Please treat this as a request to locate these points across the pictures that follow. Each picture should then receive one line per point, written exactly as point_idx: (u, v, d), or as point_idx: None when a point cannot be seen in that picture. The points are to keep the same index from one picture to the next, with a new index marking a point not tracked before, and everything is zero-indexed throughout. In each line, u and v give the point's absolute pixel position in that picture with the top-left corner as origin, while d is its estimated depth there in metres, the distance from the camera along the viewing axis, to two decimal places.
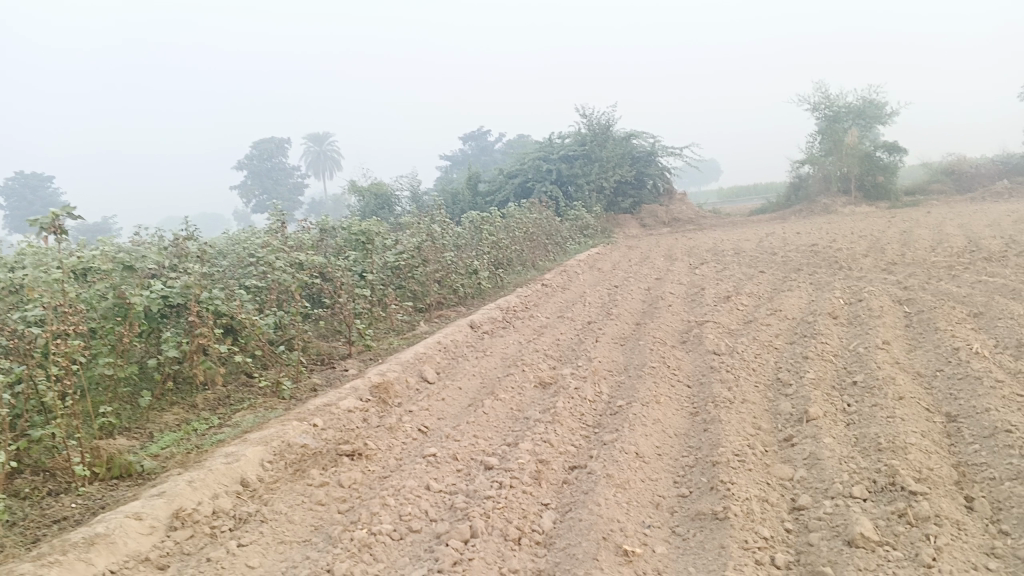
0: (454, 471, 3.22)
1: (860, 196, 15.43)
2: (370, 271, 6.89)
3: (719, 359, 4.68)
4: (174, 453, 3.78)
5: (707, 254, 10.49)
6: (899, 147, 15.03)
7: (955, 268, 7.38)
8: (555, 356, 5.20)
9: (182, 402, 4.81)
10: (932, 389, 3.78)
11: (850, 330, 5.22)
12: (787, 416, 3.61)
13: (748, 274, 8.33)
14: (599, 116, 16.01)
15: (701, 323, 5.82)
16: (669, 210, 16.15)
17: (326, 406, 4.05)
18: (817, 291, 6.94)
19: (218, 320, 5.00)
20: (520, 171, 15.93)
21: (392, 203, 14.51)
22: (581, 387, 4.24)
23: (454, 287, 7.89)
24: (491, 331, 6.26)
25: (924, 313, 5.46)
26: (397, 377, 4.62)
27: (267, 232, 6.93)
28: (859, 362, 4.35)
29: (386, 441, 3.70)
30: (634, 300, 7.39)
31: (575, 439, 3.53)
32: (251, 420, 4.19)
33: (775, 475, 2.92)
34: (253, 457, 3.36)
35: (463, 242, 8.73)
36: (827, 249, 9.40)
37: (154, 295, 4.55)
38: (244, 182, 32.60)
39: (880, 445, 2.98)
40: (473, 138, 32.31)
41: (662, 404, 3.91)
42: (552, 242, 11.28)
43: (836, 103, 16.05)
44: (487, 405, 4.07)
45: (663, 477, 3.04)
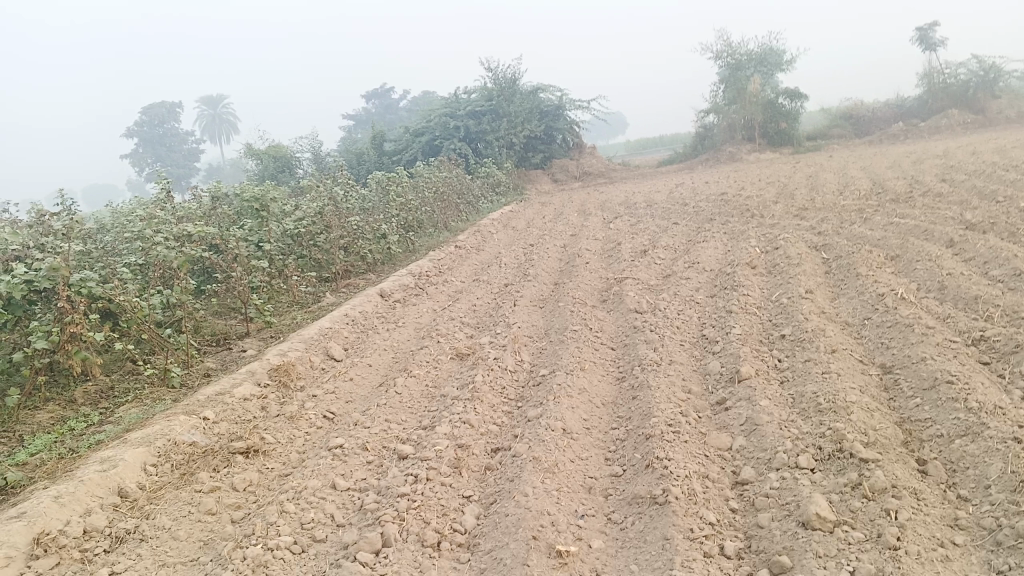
0: (363, 464, 2.90)
1: (764, 143, 15.54)
2: (268, 241, 6.44)
3: (642, 318, 4.47)
4: (44, 461, 3.31)
5: (621, 207, 10.31)
6: (800, 93, 15.14)
7: (865, 210, 7.38)
8: (471, 324, 4.90)
9: (58, 398, 4.27)
10: (862, 340, 3.64)
11: (771, 280, 5.09)
12: (718, 376, 3.41)
13: (662, 227, 8.18)
14: (505, 70, 15.60)
15: (620, 280, 5.59)
16: (580, 164, 15.95)
17: (218, 396, 3.66)
18: (733, 241, 6.82)
19: (94, 304, 4.48)
20: (427, 129, 15.42)
21: (293, 165, 13.83)
22: (501, 357, 3.95)
23: (362, 254, 7.46)
24: (403, 299, 5.90)
25: (843, 258, 5.36)
26: (299, 358, 4.25)
27: (152, 203, 6.34)
28: (785, 313, 4.18)
29: (287, 434, 3.35)
30: (549, 258, 7.12)
31: (496, 417, 3.24)
32: (135, 416, 3.74)
33: (712, 446, 2.71)
34: (133, 462, 2.96)
35: (370, 206, 8.29)
36: (737, 197, 9.35)
37: (15, 281, 3.98)
38: (135, 151, 30.85)
39: (820, 406, 2.80)
40: (376, 96, 31.41)
41: (587, 370, 3.66)
42: (463, 201, 10.93)
43: (738, 50, 16.01)
44: (399, 383, 3.74)
45: (593, 455, 2.79)
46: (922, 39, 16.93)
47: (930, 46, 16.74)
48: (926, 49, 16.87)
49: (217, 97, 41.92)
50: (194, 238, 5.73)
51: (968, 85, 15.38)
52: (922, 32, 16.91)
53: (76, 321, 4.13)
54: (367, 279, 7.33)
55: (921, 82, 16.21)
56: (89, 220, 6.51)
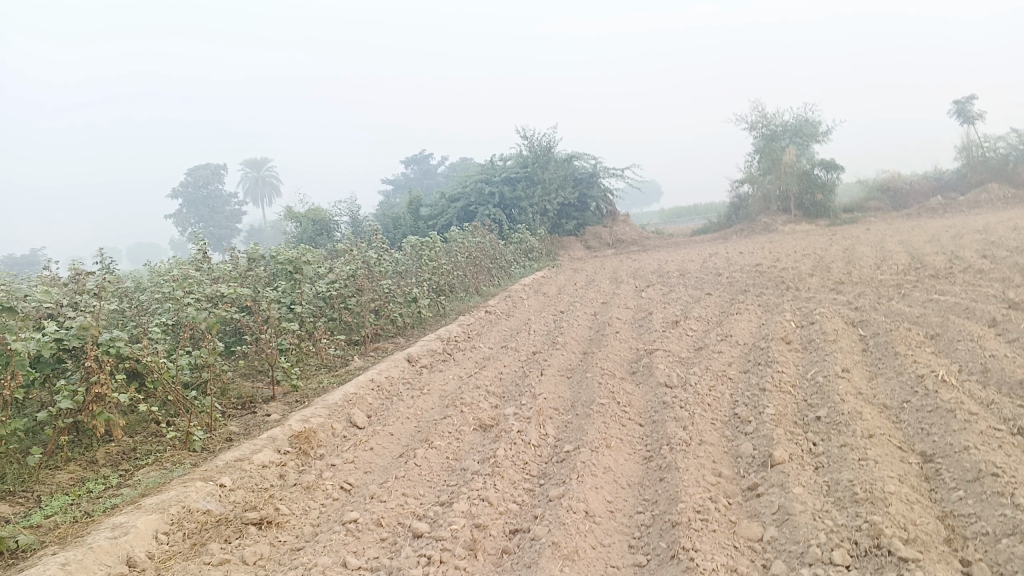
0: (376, 542, 2.82)
1: (800, 214, 15.45)
2: (299, 303, 6.46)
3: (672, 393, 4.35)
4: (58, 524, 3.26)
5: (654, 276, 10.23)
6: (837, 165, 15.08)
7: (903, 286, 7.23)
8: (497, 393, 4.82)
9: (79, 458, 4.23)
10: (901, 424, 3.49)
11: (806, 356, 4.96)
12: (749, 460, 3.28)
13: (695, 297, 8.08)
14: (541, 138, 15.79)
15: (650, 352, 5.49)
16: (613, 231, 15.95)
17: (237, 462, 3.61)
18: (767, 314, 6.70)
19: (120, 364, 4.48)
20: (462, 195, 15.59)
21: (331, 228, 14.04)
22: (525, 431, 3.85)
23: (392, 317, 7.46)
24: (430, 364, 5.84)
25: (881, 335, 5.21)
26: (321, 425, 4.19)
27: (188, 264, 6.41)
28: (820, 393, 4.05)
29: (303, 505, 3.28)
30: (579, 327, 7.04)
31: (517, 495, 3.14)
32: (152, 480, 3.70)
33: (741, 536, 2.59)
34: (145, 530, 2.90)
35: (403, 269, 8.32)
36: (772, 269, 9.24)
37: (44, 339, 3.98)
38: (179, 211, 31.62)
39: (856, 496, 2.67)
40: (414, 162, 31.98)
41: (612, 448, 3.54)
42: (496, 266, 10.93)
43: (773, 122, 16.07)
44: (419, 455, 3.66)
45: (616, 542, 2.67)
46: (960, 113, 16.86)
47: (968, 120, 16.66)
48: (964, 122, 16.79)
49: (261, 161, 42.95)
50: (227, 299, 5.75)
51: (1008, 160, 15.23)
52: (960, 106, 16.86)
53: (102, 381, 4.12)
54: (396, 343, 7.30)
55: (959, 156, 16.08)
56: (125, 278, 6.58)
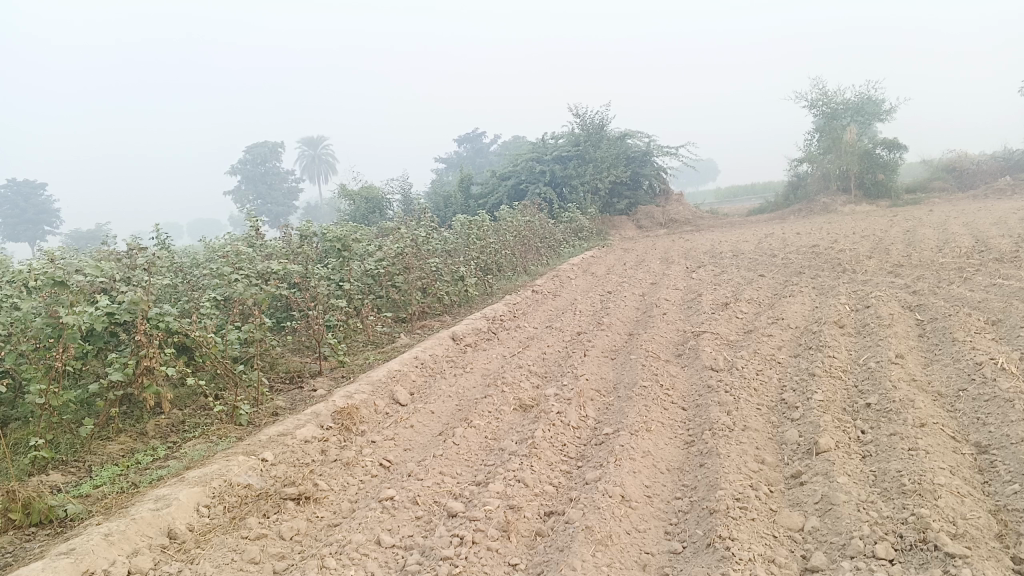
0: (411, 520, 2.83)
1: (860, 195, 15.02)
2: (348, 280, 6.50)
3: (718, 377, 4.26)
4: (106, 493, 3.33)
5: (706, 257, 10.07)
6: (900, 144, 14.60)
7: (966, 269, 6.96)
8: (539, 373, 4.79)
9: (130, 429, 4.32)
10: (956, 413, 3.36)
11: (859, 341, 4.81)
12: (794, 447, 3.19)
13: (747, 279, 7.91)
14: (593, 116, 15.61)
15: (697, 334, 5.39)
16: (666, 211, 15.74)
17: (279, 437, 3.65)
18: (820, 297, 6.52)
19: (170, 338, 4.54)
20: (513, 173, 15.54)
21: (383, 206, 14.13)
22: (564, 412, 3.81)
23: (439, 296, 7.46)
24: (475, 343, 5.83)
25: (939, 320, 5.02)
26: (363, 402, 4.21)
27: (241, 240, 6.49)
28: (872, 380, 3.92)
29: (341, 481, 3.30)
30: (626, 307, 6.96)
31: (553, 477, 3.11)
32: (198, 453, 3.76)
33: (781, 526, 2.52)
34: (186, 502, 2.95)
35: (451, 247, 8.31)
36: (828, 251, 8.99)
37: (96, 313, 4.03)
38: (237, 189, 32.21)
39: (904, 487, 2.58)
40: (467, 140, 31.96)
41: (653, 432, 3.48)
42: (545, 245, 10.87)
43: (834, 100, 15.61)
44: (458, 433, 3.66)
45: (652, 528, 2.63)
46: None
47: None
48: None
49: (317, 139, 43.49)
50: (276, 275, 5.81)
51: None
52: None
53: (151, 355, 4.18)
54: (443, 321, 7.30)
55: None
56: (180, 255, 6.69)
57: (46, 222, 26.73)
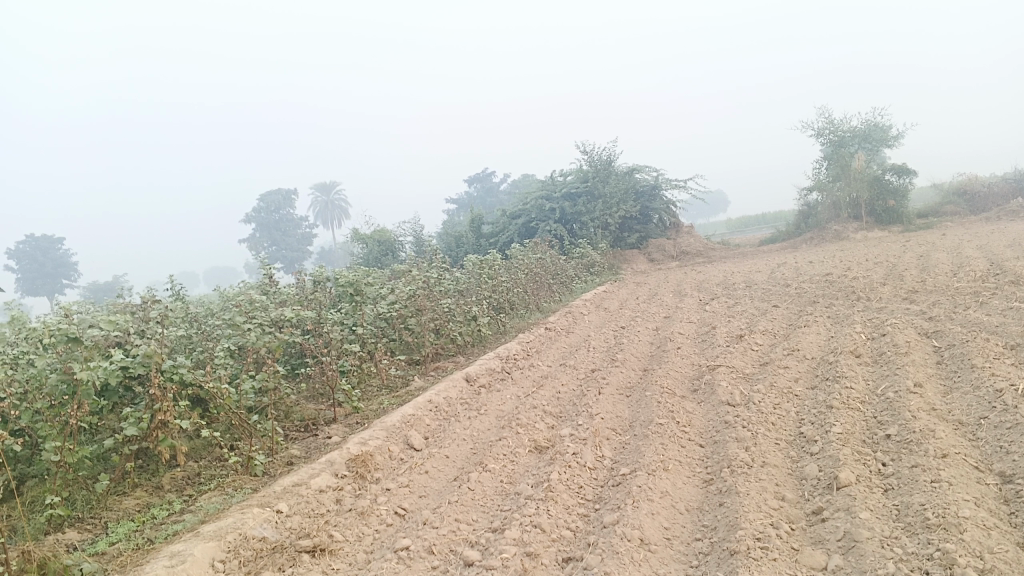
0: (428, 570, 2.79)
1: (871, 221, 14.97)
2: (361, 324, 6.50)
3: (734, 412, 4.22)
4: (121, 550, 3.31)
5: (719, 288, 10.02)
6: (909, 169, 14.60)
7: (982, 293, 6.90)
8: (554, 413, 4.75)
9: (146, 483, 4.30)
10: (978, 442, 3.30)
11: (877, 371, 4.75)
12: (814, 482, 3.14)
13: (760, 310, 7.87)
14: (601, 152, 15.69)
15: (712, 368, 5.34)
16: (677, 243, 15.73)
17: (294, 487, 3.63)
18: (835, 326, 6.47)
19: (184, 390, 4.53)
20: (524, 211, 15.62)
21: (395, 248, 14.21)
22: (580, 453, 3.77)
23: (452, 337, 7.46)
24: (489, 384, 5.80)
25: (956, 347, 4.96)
26: (378, 448, 4.19)
27: (255, 288, 6.51)
28: (891, 410, 3.86)
29: (356, 531, 3.27)
30: (640, 343, 6.92)
31: (571, 521, 3.07)
32: (213, 506, 3.74)
33: (804, 565, 2.47)
34: (201, 558, 2.92)
35: (463, 287, 8.31)
36: (841, 279, 8.95)
37: (111, 368, 4.04)
38: (251, 236, 32.51)
39: (928, 522, 2.53)
40: (477, 180, 32.18)
41: (670, 471, 3.44)
42: (557, 282, 10.86)
43: (841, 127, 15.66)
44: (473, 478, 3.62)
45: (672, 571, 2.58)
46: None
47: None
48: None
49: (328, 184, 43.93)
50: (289, 323, 5.82)
51: None
52: None
53: (166, 408, 4.17)
54: (456, 362, 7.29)
55: None
56: (194, 305, 6.71)
57: (65, 276, 27.05)
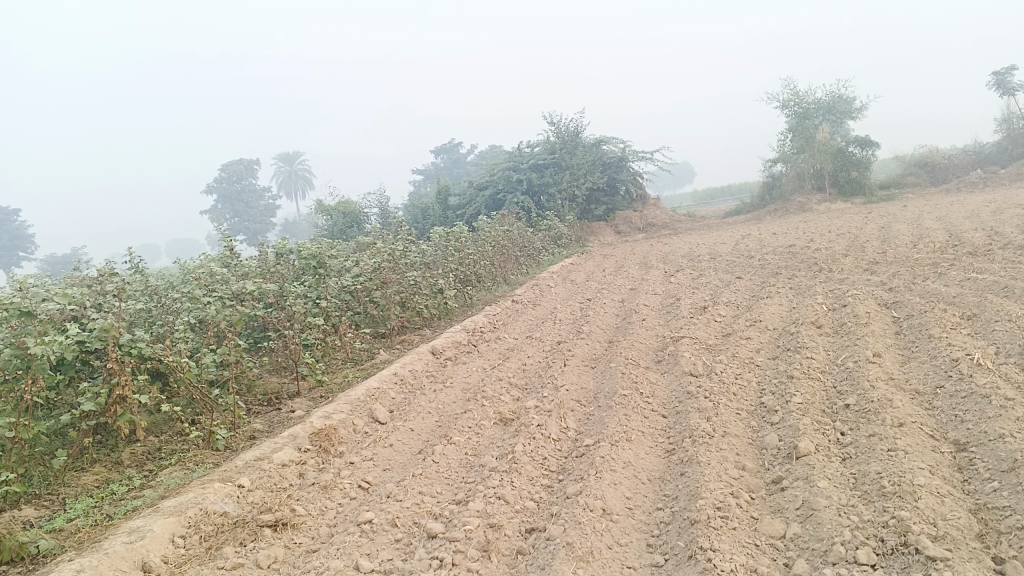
0: (391, 543, 2.79)
1: (835, 192, 15.12)
2: (325, 297, 6.43)
3: (697, 383, 4.25)
4: (79, 527, 3.26)
5: (684, 260, 10.07)
6: (872, 141, 14.74)
7: (940, 264, 7.02)
8: (519, 385, 4.75)
9: (105, 459, 4.23)
10: (934, 411, 3.36)
11: (837, 341, 4.82)
12: (775, 452, 3.18)
13: (725, 281, 7.93)
14: (568, 123, 15.62)
15: (677, 339, 5.37)
16: (643, 215, 15.76)
17: (257, 462, 3.60)
18: (798, 297, 6.53)
19: (143, 364, 4.44)
20: (490, 183, 15.55)
21: (361, 220, 14.08)
22: (544, 425, 3.78)
23: (418, 309, 7.41)
24: (454, 356, 5.78)
25: (915, 317, 5.04)
26: (342, 421, 4.16)
27: (216, 261, 6.39)
28: (850, 380, 3.92)
29: (319, 505, 3.26)
30: (606, 314, 6.94)
31: (534, 492, 3.08)
32: (174, 481, 3.69)
33: (763, 534, 2.51)
34: (161, 534, 2.89)
35: (429, 259, 8.26)
36: (804, 250, 9.04)
37: (66, 342, 3.92)
38: (214, 208, 32.00)
39: (883, 489, 2.57)
40: (444, 151, 31.91)
41: (633, 442, 3.46)
42: (524, 253, 10.85)
43: (806, 99, 15.75)
44: (437, 451, 3.62)
45: (633, 541, 2.61)
46: (1000, 84, 16.39)
47: (1009, 92, 16.18)
48: (1004, 93, 16.30)
49: (293, 154, 43.29)
50: (252, 296, 5.73)
51: None
52: (1000, 77, 16.38)
53: (124, 383, 4.08)
54: (422, 335, 7.25)
55: (1001, 129, 15.65)
56: (154, 278, 6.58)
57: (22, 248, 26.46)
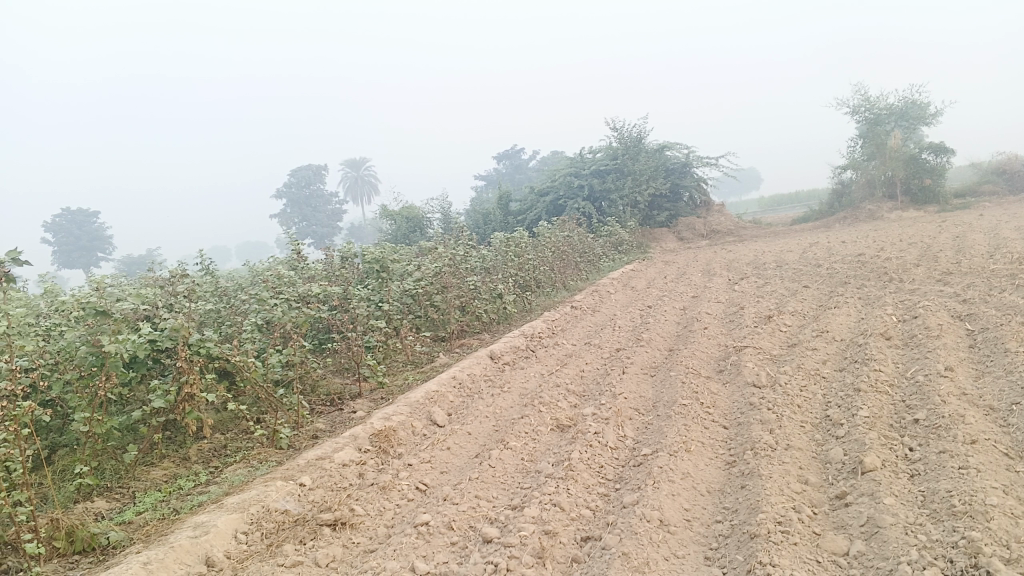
0: (447, 546, 2.81)
1: (906, 200, 14.67)
2: (386, 300, 6.51)
3: (760, 394, 4.17)
4: (147, 520, 3.37)
5: (748, 268, 9.89)
6: (946, 148, 14.28)
7: (1019, 275, 6.75)
8: (578, 392, 4.74)
9: (173, 455, 4.36)
10: (1010, 429, 3.23)
11: (907, 354, 4.67)
12: (839, 466, 3.10)
13: (790, 290, 7.77)
14: (630, 129, 15.52)
15: (739, 349, 5.28)
16: (707, 222, 15.55)
17: (319, 461, 3.66)
18: (866, 308, 6.36)
19: (211, 363, 4.55)
20: (552, 189, 15.56)
21: (423, 225, 14.22)
22: (602, 433, 3.76)
23: (478, 314, 7.45)
24: (513, 361, 5.79)
25: (990, 331, 4.85)
26: (401, 423, 4.21)
27: (283, 264, 6.53)
28: (920, 394, 3.80)
29: (378, 505, 3.30)
30: (666, 322, 6.86)
31: (590, 500, 3.07)
32: (238, 478, 3.78)
33: (825, 550, 2.45)
34: (224, 529, 2.96)
35: (490, 265, 8.29)
36: (874, 259, 8.80)
37: (139, 340, 4.04)
38: (282, 212, 32.73)
39: (953, 509, 2.48)
40: (507, 156, 32.07)
41: (693, 453, 3.41)
42: (585, 260, 10.82)
43: (877, 105, 15.37)
44: (494, 455, 3.63)
45: (690, 553, 2.57)
46: None
47: None
48: None
49: (358, 160, 44.01)
50: (316, 299, 5.83)
51: None
52: None
53: (192, 381, 4.19)
54: (482, 339, 7.27)
55: None
56: (224, 279, 6.76)
57: (100, 250, 27.49)
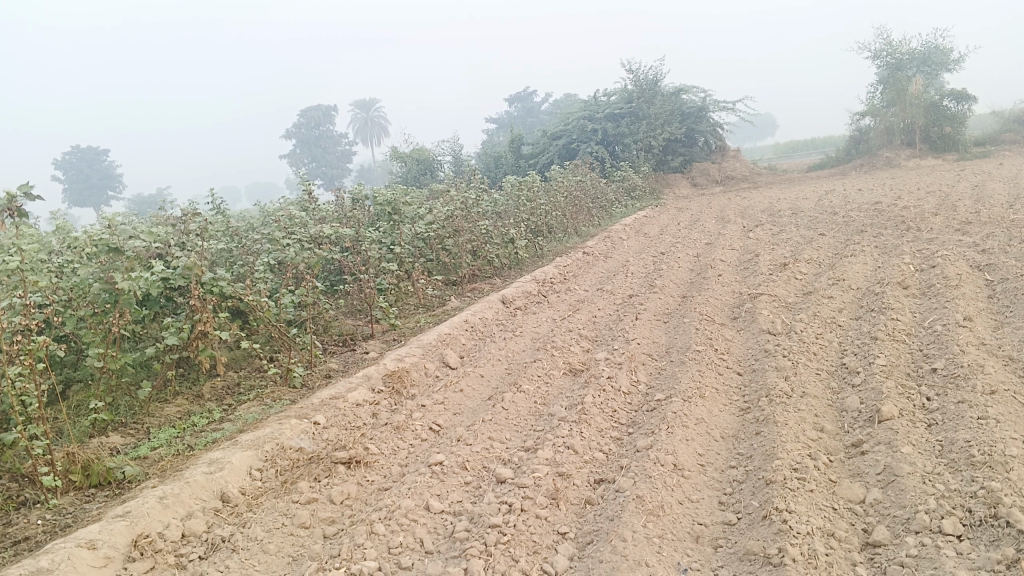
0: (460, 485, 2.82)
1: (925, 148, 14.42)
2: (397, 243, 6.47)
3: (775, 341, 4.14)
4: (162, 455, 3.39)
5: (763, 216, 9.79)
6: (968, 95, 13.99)
7: None
8: (590, 337, 4.71)
9: (186, 392, 4.37)
10: None
11: (925, 303, 4.61)
12: (855, 415, 3.08)
13: (805, 238, 7.69)
14: (646, 71, 15.22)
15: (754, 296, 5.23)
16: (722, 167, 15.35)
17: (332, 400, 3.67)
18: (883, 256, 6.28)
19: (224, 303, 4.53)
20: (565, 132, 15.35)
21: (434, 168, 14.08)
22: (615, 378, 3.75)
23: (489, 258, 7.40)
24: (525, 306, 5.77)
25: (1010, 281, 4.79)
26: (414, 365, 4.20)
27: (294, 205, 6.48)
28: (938, 344, 3.76)
29: (391, 445, 3.31)
30: (679, 269, 6.80)
31: (604, 443, 3.07)
32: (251, 416, 3.80)
33: (841, 498, 2.44)
34: (239, 466, 2.98)
35: (502, 209, 8.22)
36: (891, 207, 8.68)
37: (151, 279, 4.00)
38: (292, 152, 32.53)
39: (972, 458, 2.46)
40: (519, 99, 31.66)
41: (707, 399, 3.39)
42: (597, 205, 10.71)
43: (899, 49, 15.00)
44: (507, 398, 3.62)
45: (705, 498, 2.57)
46: None
47: None
48: None
49: (369, 101, 43.58)
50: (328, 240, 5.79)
51: None
52: None
53: (205, 320, 4.18)
54: (493, 283, 7.24)
55: None
56: (235, 219, 6.72)
57: (111, 187, 27.39)
